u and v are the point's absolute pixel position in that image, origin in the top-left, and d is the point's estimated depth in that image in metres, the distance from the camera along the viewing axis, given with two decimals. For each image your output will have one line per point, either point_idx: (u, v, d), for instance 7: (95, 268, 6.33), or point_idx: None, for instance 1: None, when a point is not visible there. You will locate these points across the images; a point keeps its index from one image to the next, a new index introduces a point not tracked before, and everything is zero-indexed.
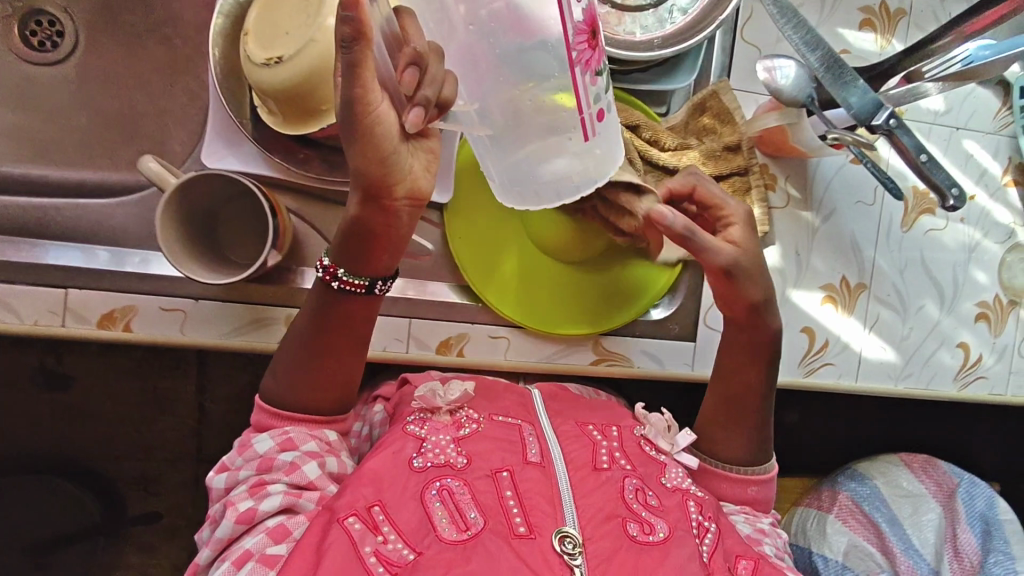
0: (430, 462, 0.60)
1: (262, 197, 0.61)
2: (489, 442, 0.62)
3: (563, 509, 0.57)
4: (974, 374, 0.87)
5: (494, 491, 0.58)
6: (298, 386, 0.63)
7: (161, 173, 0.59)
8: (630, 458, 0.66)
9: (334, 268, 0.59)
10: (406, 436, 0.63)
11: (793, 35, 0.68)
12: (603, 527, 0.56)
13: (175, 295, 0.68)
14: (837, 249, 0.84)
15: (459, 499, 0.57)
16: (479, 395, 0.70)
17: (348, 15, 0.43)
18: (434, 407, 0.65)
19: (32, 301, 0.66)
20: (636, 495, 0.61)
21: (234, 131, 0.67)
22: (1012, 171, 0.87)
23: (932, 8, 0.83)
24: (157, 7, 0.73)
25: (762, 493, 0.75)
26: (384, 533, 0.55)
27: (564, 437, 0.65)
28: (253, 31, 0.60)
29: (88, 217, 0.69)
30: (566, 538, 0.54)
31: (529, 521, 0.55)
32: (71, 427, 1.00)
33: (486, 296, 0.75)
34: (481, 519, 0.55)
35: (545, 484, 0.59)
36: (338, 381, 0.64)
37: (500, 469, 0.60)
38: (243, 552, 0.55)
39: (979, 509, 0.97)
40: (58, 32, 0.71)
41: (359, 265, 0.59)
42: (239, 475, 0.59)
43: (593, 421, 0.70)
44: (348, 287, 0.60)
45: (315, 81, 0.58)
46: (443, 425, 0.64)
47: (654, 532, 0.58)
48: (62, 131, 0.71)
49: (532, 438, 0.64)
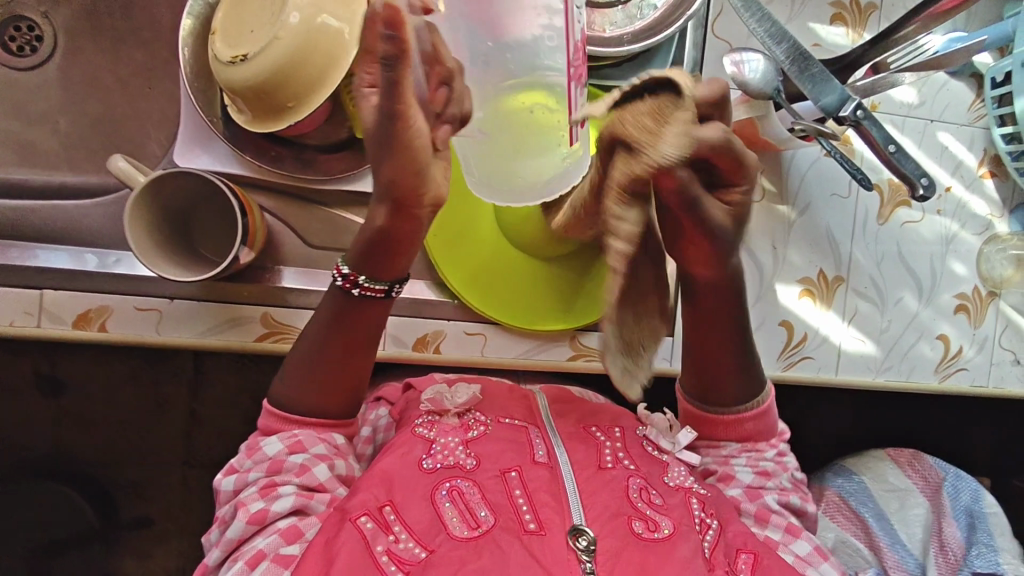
0: (439, 462, 0.60)
1: (231, 195, 0.62)
2: (497, 444, 0.62)
3: (570, 509, 0.57)
4: (955, 366, 0.87)
5: (504, 491, 0.58)
6: (310, 391, 0.62)
7: (130, 171, 0.61)
8: (634, 459, 0.65)
9: (354, 276, 0.60)
10: (414, 438, 0.62)
11: (757, 29, 0.67)
12: (610, 524, 0.56)
13: (149, 295, 0.70)
14: (815, 242, 0.84)
15: (469, 499, 0.57)
16: (486, 396, 0.69)
17: (389, 33, 0.42)
18: (442, 410, 0.65)
19: (6, 301, 0.67)
20: (642, 494, 0.61)
21: (206, 131, 0.68)
22: (987, 162, 0.88)
23: (904, 1, 0.83)
24: (136, 14, 0.78)
25: (762, 425, 0.69)
26: (396, 532, 0.55)
27: (568, 439, 0.65)
28: (219, 29, 0.60)
29: (62, 216, 0.71)
30: (580, 536, 0.55)
31: (539, 517, 0.56)
32: (62, 433, 1.01)
33: (460, 292, 0.75)
34: (491, 517, 0.56)
35: (553, 485, 0.59)
36: (347, 383, 0.64)
37: (509, 470, 0.60)
38: (256, 552, 0.55)
39: (964, 502, 0.96)
40: (36, 37, 0.77)
41: (378, 271, 0.59)
42: (248, 478, 0.59)
43: (594, 421, 0.70)
44: (367, 293, 0.60)
45: (282, 79, 0.59)
46: (451, 427, 0.64)
47: (660, 530, 0.58)
48: (50, 135, 0.77)
49: (539, 441, 0.64)
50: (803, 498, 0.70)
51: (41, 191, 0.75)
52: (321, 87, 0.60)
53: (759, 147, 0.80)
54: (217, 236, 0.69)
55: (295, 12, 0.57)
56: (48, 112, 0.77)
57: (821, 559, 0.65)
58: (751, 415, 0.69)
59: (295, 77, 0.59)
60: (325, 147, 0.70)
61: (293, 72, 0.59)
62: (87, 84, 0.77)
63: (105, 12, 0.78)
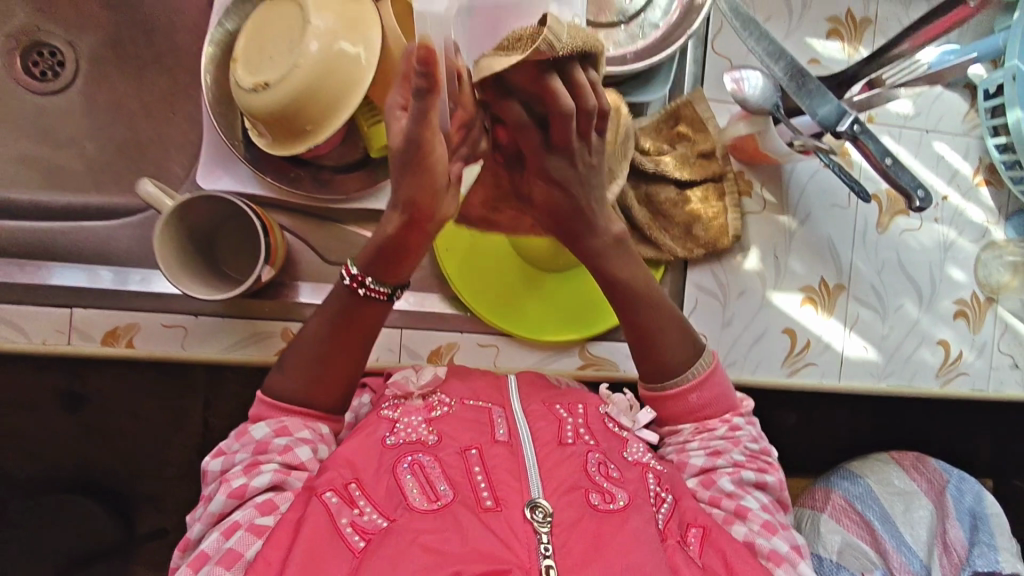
0: (401, 438, 0.60)
1: (254, 216, 0.66)
2: (460, 422, 0.62)
3: (530, 482, 0.57)
4: (956, 371, 0.90)
5: (464, 466, 0.58)
6: (311, 386, 0.64)
7: (156, 196, 0.63)
8: (596, 435, 0.64)
9: (362, 277, 0.62)
10: (379, 419, 0.63)
11: (757, 48, 0.69)
12: (567, 498, 0.56)
13: (176, 312, 0.73)
14: (815, 252, 0.86)
15: (430, 473, 0.57)
16: (451, 376, 0.69)
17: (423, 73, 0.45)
18: (407, 392, 0.66)
19: (40, 320, 0.70)
20: (600, 467, 0.60)
21: (229, 153, 0.71)
22: (982, 171, 0.90)
23: (898, 16, 0.86)
24: (157, 41, 0.81)
25: (706, 396, 0.69)
26: (360, 505, 0.56)
27: (533, 416, 0.64)
28: (240, 57, 0.62)
29: (91, 237, 0.73)
30: (537, 508, 0.55)
31: (495, 494, 0.56)
32: (81, 446, 1.04)
33: (473, 305, 0.78)
34: (451, 491, 0.55)
35: (512, 458, 0.59)
36: (345, 377, 0.65)
37: (470, 447, 0.59)
38: (232, 523, 0.56)
39: (967, 503, 0.99)
40: (58, 62, 0.80)
41: (384, 273, 0.63)
42: (233, 459, 0.60)
43: (561, 399, 0.68)
44: (373, 293, 0.63)
45: (302, 104, 0.62)
46: (415, 408, 0.64)
47: (616, 502, 0.58)
48: (75, 159, 0.79)
49: (501, 419, 0.63)
50: (762, 470, 0.67)
51: (64, 212, 0.77)
52: (336, 112, 0.63)
53: (758, 160, 0.83)
54: (238, 253, 0.71)
55: (314, 41, 0.60)
56: (73, 136, 0.79)
57: (771, 536, 0.62)
58: (691, 387, 0.68)
59: (312, 102, 0.62)
60: (340, 166, 0.73)
61: (312, 97, 0.62)
62: (111, 109, 0.80)
63: (128, 41, 0.81)
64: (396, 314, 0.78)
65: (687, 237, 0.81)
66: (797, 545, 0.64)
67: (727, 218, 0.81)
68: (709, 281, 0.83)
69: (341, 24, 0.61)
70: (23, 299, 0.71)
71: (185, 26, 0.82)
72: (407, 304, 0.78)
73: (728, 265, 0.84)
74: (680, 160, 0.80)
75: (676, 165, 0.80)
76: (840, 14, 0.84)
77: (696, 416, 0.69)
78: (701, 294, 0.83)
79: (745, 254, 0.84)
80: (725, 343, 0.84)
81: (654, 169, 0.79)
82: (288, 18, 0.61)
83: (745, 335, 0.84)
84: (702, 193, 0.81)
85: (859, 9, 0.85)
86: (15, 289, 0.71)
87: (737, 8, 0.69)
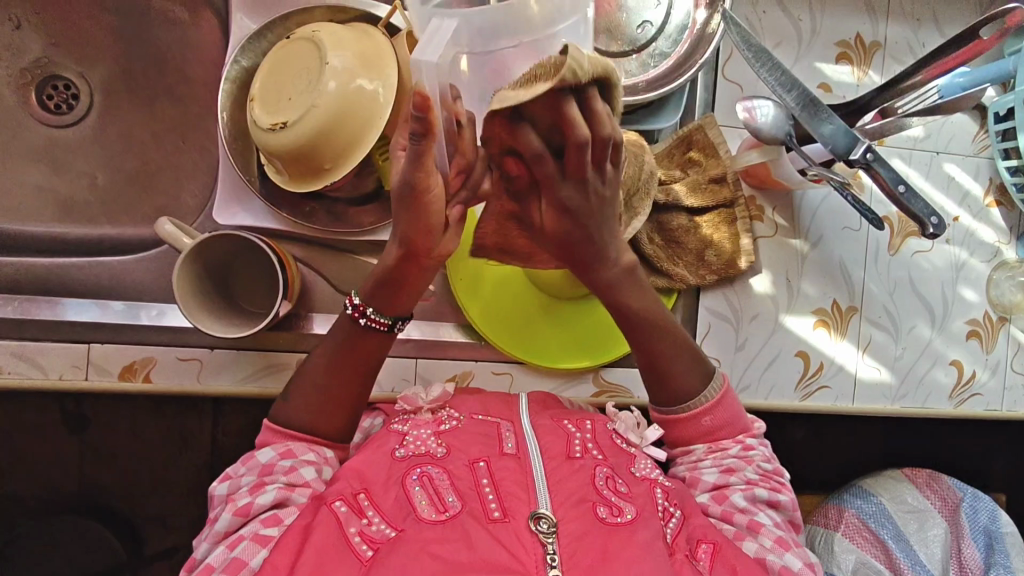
0: (410, 451, 0.61)
1: (270, 251, 0.66)
2: (469, 436, 0.62)
3: (537, 494, 0.56)
4: (969, 391, 0.89)
5: (471, 478, 0.57)
6: (312, 411, 0.64)
7: (175, 234, 0.63)
8: (603, 449, 0.64)
9: (362, 307, 0.63)
10: (390, 433, 0.64)
11: (768, 78, 0.70)
12: (574, 509, 0.55)
13: (191, 345, 0.73)
14: (828, 275, 0.86)
15: (438, 485, 0.57)
16: (463, 396, 0.70)
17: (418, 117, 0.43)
18: (416, 407, 0.67)
19: (56, 356, 0.71)
20: (608, 482, 0.59)
21: (243, 189, 0.72)
22: (993, 192, 0.90)
23: (907, 39, 0.86)
24: (169, 70, 0.81)
25: (720, 418, 0.68)
26: (369, 516, 0.56)
27: (541, 430, 0.63)
28: (257, 97, 0.63)
29: (107, 272, 0.74)
30: (541, 519, 0.54)
31: (503, 505, 0.55)
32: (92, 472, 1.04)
33: (487, 334, 0.78)
34: (459, 502, 0.55)
35: (520, 471, 0.58)
36: (347, 406, 0.65)
37: (478, 459, 0.59)
38: (237, 536, 0.56)
39: (982, 522, 0.98)
40: (73, 95, 0.80)
41: (385, 306, 0.63)
42: (239, 481, 0.60)
43: (569, 415, 0.68)
44: (374, 324, 0.63)
45: (320, 143, 0.62)
46: (424, 421, 0.65)
47: (623, 514, 0.56)
48: (88, 191, 0.80)
49: (510, 433, 0.63)
50: (775, 489, 0.67)
51: (77, 244, 0.77)
52: (353, 149, 0.64)
53: (769, 186, 0.83)
54: (254, 287, 0.72)
55: (332, 80, 0.61)
56: (87, 169, 0.80)
57: (784, 552, 0.62)
58: (706, 408, 0.68)
59: (330, 140, 0.63)
60: (354, 198, 0.74)
61: (329, 137, 0.62)
62: (124, 141, 0.80)
63: (140, 72, 0.81)
64: (411, 344, 0.78)
65: (698, 263, 0.81)
66: (808, 561, 0.62)
67: (740, 244, 0.81)
68: (723, 305, 0.84)
69: (357, 62, 0.62)
70: (42, 336, 0.72)
71: (199, 59, 0.80)
72: (421, 334, 0.79)
73: (741, 288, 0.84)
74: (692, 187, 0.80)
75: (687, 191, 0.80)
76: (850, 38, 0.84)
77: (708, 436, 0.68)
78: (715, 318, 0.83)
79: (755, 279, 0.84)
80: (739, 367, 0.84)
81: (665, 196, 0.79)
82: (305, 58, 0.62)
83: (761, 357, 0.84)
84: (713, 218, 0.82)
85: (869, 33, 0.85)
86: (31, 325, 0.71)
87: (749, 40, 0.70)
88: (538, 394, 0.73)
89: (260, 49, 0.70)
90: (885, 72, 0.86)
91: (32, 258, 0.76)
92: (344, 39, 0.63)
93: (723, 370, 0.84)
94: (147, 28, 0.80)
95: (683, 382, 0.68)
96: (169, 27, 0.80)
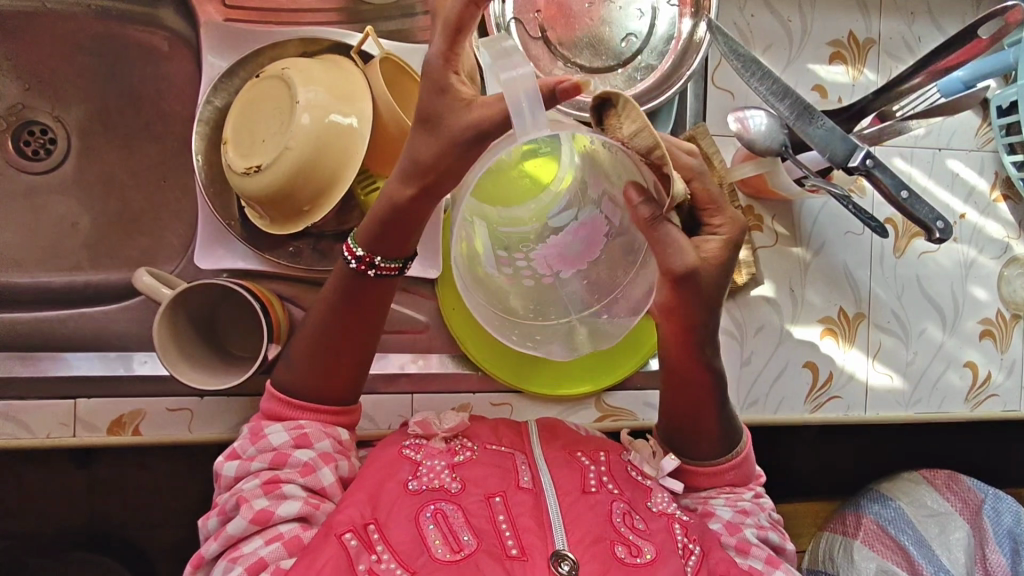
0: (424, 484, 0.57)
1: (251, 295, 0.64)
2: (483, 468, 0.59)
3: (553, 532, 0.53)
4: (986, 393, 0.87)
5: (487, 514, 0.55)
6: (309, 373, 0.61)
7: (153, 284, 0.63)
8: (619, 482, 0.61)
9: (369, 257, 0.58)
10: (400, 459, 0.59)
11: (760, 87, 0.67)
12: (592, 548, 0.53)
13: (179, 395, 0.72)
14: (832, 282, 0.83)
15: (453, 522, 0.54)
16: (476, 424, 0.66)
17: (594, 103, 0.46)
18: (430, 433, 0.62)
19: (43, 415, 0.69)
20: (626, 518, 0.57)
21: (222, 234, 0.71)
22: (999, 186, 0.88)
23: (902, 34, 0.84)
24: (145, 108, 0.78)
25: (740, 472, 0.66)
26: (379, 552, 0.52)
27: (556, 464, 0.60)
28: (230, 139, 0.64)
29: (91, 323, 0.73)
30: (562, 560, 0.51)
31: (521, 543, 0.53)
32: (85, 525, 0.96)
33: (484, 364, 0.76)
34: (474, 540, 0.53)
35: (537, 507, 0.55)
36: (350, 367, 0.62)
37: (493, 494, 0.56)
38: (256, 560, 0.52)
39: (1006, 525, 0.95)
40: (50, 140, 0.77)
41: (393, 251, 0.58)
42: (252, 467, 0.56)
43: (581, 445, 0.64)
44: (383, 274, 0.59)
45: (296, 183, 0.62)
46: (437, 451, 0.60)
47: (642, 555, 0.54)
48: (68, 237, 0.77)
49: (525, 466, 0.60)
50: (782, 535, 0.66)
51: (59, 293, 0.75)
52: (331, 186, 0.64)
53: (767, 195, 0.80)
54: (238, 330, 0.72)
55: (305, 115, 0.61)
56: (67, 214, 0.77)
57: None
58: (728, 465, 0.65)
59: (306, 180, 0.63)
60: (338, 235, 0.72)
61: (306, 176, 0.62)
62: (103, 184, 0.78)
63: (118, 113, 0.78)
64: (407, 378, 0.76)
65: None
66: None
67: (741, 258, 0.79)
68: (727, 322, 0.81)
69: (329, 96, 0.62)
70: (24, 394, 0.70)
71: (175, 93, 0.78)
72: (416, 367, 0.77)
73: (744, 302, 0.81)
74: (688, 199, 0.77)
75: None
76: (842, 37, 0.82)
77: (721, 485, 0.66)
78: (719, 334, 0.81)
79: (757, 291, 0.82)
80: (746, 382, 0.81)
81: None
82: (275, 99, 0.63)
83: (766, 371, 0.82)
84: None
85: (862, 30, 0.82)
86: (16, 383, 0.70)
87: (737, 49, 0.67)
88: (546, 422, 0.68)
89: (231, 88, 0.69)
90: (882, 70, 0.83)
91: (17, 312, 0.73)
92: (313, 74, 0.63)
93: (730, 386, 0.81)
94: (120, 66, 0.77)
95: (702, 445, 0.66)
96: (143, 64, 0.77)
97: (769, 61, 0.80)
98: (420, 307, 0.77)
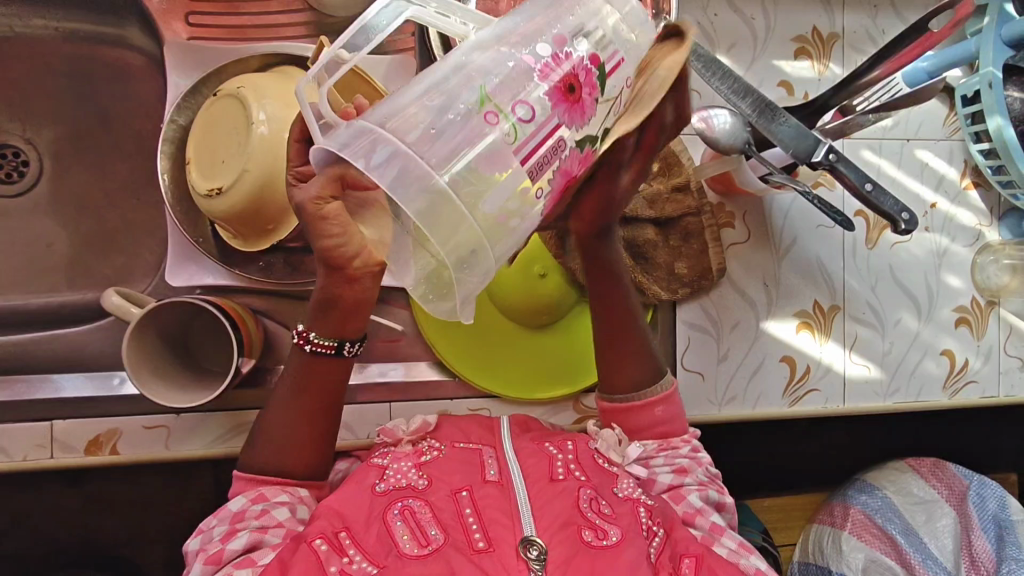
0: (391, 485, 0.57)
1: (217, 315, 0.64)
2: (450, 463, 0.59)
3: (521, 520, 0.53)
4: (964, 380, 0.87)
5: (454, 509, 0.54)
6: (271, 450, 0.60)
7: (121, 305, 0.63)
8: (587, 470, 0.60)
9: (306, 332, 0.60)
10: (369, 467, 0.60)
11: (721, 87, 0.68)
12: (560, 534, 0.52)
13: (155, 412, 0.73)
14: (807, 276, 0.84)
15: (420, 518, 0.54)
16: (444, 424, 0.66)
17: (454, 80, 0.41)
18: (397, 439, 0.63)
19: (19, 438, 0.71)
20: (593, 504, 0.56)
21: (191, 250, 0.72)
22: (968, 174, 0.88)
23: (865, 27, 0.84)
24: (114, 126, 0.77)
25: (671, 411, 0.68)
26: (350, 555, 0.52)
27: (523, 454, 0.61)
28: (194, 161, 0.65)
29: (65, 344, 0.74)
30: (531, 545, 0.51)
31: (488, 535, 0.52)
32: (73, 543, 0.96)
33: (461, 371, 0.76)
34: (442, 535, 0.52)
35: (504, 498, 0.55)
36: (309, 436, 0.61)
37: (460, 489, 0.56)
38: None
39: (991, 510, 0.95)
40: (22, 162, 0.75)
41: (324, 327, 0.59)
42: (211, 533, 0.57)
43: (551, 437, 0.64)
44: (319, 349, 0.60)
45: (257, 203, 0.64)
46: (404, 453, 0.61)
47: (609, 538, 0.53)
48: (41, 256, 0.76)
49: (492, 459, 0.60)
50: (721, 490, 0.67)
51: (27, 315, 0.74)
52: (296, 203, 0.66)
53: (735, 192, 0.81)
54: (212, 348, 0.73)
55: (263, 133, 0.61)
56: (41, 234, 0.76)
57: (749, 554, 0.61)
58: (658, 399, 0.68)
59: (268, 196, 0.64)
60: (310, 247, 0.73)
61: (268, 194, 0.63)
62: (75, 203, 0.76)
63: (86, 132, 0.77)
64: (384, 387, 0.76)
65: (646, 267, 0.78)
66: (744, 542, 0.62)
67: (709, 253, 0.79)
68: (701, 317, 0.81)
69: (285, 109, 0.63)
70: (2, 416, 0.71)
71: (144, 111, 0.78)
72: (395, 376, 0.77)
73: (717, 298, 0.82)
74: (653, 198, 0.77)
75: (648, 203, 0.77)
76: (806, 32, 0.82)
77: (657, 429, 0.67)
78: (694, 331, 0.81)
79: (728, 289, 0.82)
80: (723, 378, 0.82)
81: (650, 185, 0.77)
82: (232, 117, 0.63)
83: (742, 369, 0.82)
84: (682, 230, 0.79)
85: (826, 25, 0.83)
86: None
87: (697, 50, 0.67)
88: (517, 417, 0.69)
89: (196, 106, 0.70)
90: (847, 63, 0.84)
91: None
92: (267, 90, 0.63)
93: (707, 383, 0.81)
94: (91, 85, 0.77)
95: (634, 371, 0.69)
96: (112, 83, 0.77)
97: (732, 60, 0.80)
98: (395, 316, 0.78)
